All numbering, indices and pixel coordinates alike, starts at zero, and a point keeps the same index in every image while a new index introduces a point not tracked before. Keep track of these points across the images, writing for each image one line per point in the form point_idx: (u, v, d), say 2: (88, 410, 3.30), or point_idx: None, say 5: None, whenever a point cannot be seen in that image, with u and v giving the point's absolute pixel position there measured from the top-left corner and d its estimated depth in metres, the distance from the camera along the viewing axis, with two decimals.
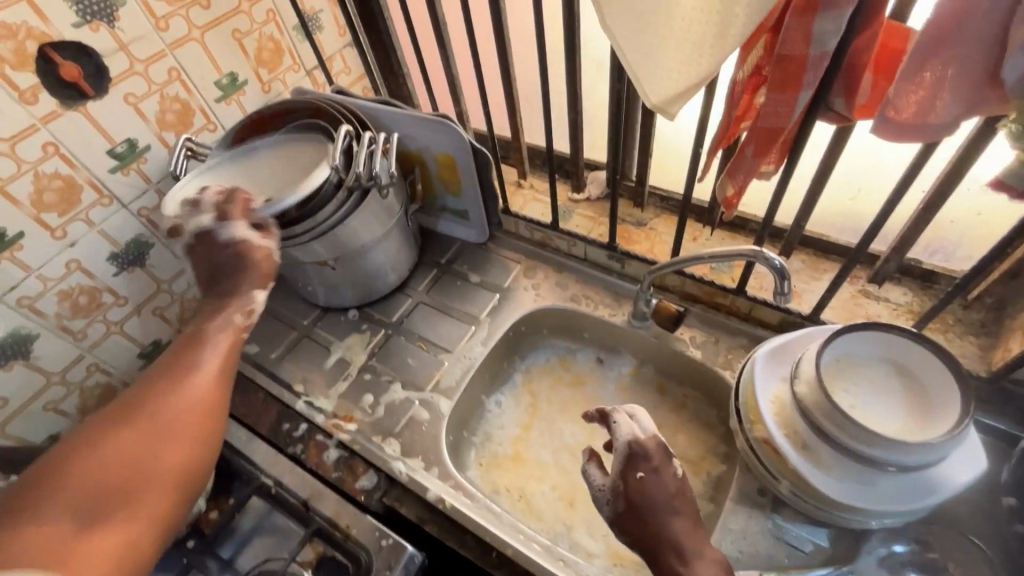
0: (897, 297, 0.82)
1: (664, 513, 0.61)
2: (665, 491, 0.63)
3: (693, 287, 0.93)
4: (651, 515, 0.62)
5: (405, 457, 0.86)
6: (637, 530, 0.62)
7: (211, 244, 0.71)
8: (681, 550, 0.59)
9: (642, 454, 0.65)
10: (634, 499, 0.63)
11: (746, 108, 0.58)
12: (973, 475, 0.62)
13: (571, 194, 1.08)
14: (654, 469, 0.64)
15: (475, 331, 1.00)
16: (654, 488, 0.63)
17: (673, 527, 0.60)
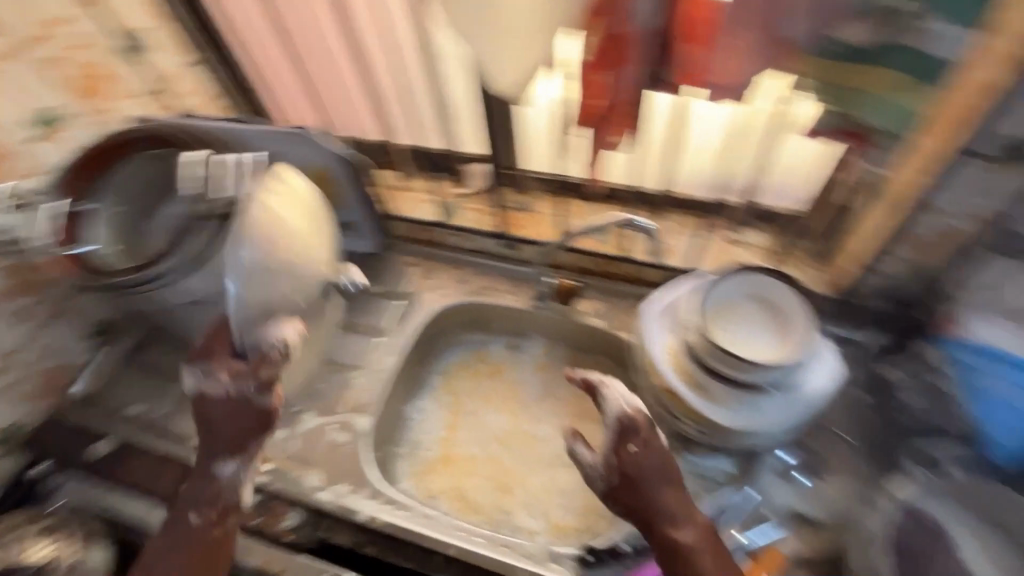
0: (756, 240, 0.92)
1: (655, 484, 0.65)
2: (652, 461, 0.66)
3: (585, 261, 0.98)
4: (643, 488, 0.65)
5: (332, 484, 0.83)
6: (633, 500, 0.65)
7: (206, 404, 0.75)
8: (675, 517, 0.64)
9: (629, 428, 0.68)
10: (628, 472, 0.66)
11: (591, 110, 0.66)
12: (833, 385, 0.71)
13: (456, 190, 1.07)
14: (641, 441, 0.67)
15: (383, 342, 0.98)
16: (646, 461, 0.66)
17: (665, 496, 0.65)
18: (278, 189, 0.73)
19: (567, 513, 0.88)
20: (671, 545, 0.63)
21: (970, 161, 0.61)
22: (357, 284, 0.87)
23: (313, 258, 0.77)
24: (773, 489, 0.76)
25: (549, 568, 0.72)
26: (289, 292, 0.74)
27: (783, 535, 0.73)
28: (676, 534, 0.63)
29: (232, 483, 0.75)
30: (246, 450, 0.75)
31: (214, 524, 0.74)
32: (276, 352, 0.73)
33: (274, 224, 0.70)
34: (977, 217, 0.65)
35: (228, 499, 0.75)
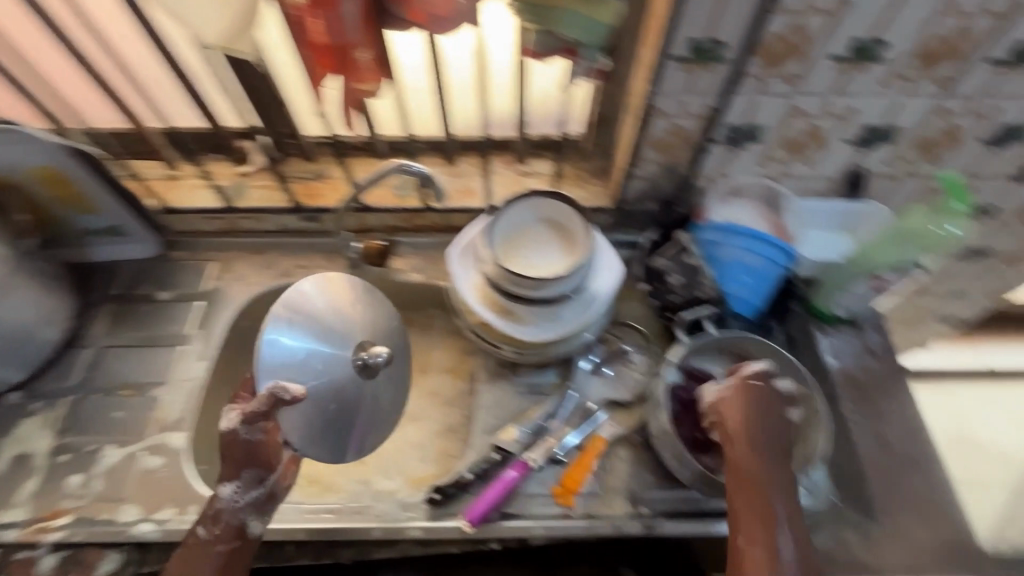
0: (542, 167, 0.97)
1: (736, 421, 0.66)
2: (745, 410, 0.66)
3: (393, 219, 0.97)
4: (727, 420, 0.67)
5: (146, 516, 0.74)
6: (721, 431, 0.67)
7: (233, 444, 0.64)
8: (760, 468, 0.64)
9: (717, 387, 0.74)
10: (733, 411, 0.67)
11: (325, 58, 0.63)
12: (614, 280, 0.80)
13: (236, 169, 0.97)
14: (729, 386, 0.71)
15: (187, 349, 0.88)
16: (758, 405, 0.66)
17: (746, 441, 0.65)
18: (323, 280, 0.74)
19: (423, 464, 0.90)
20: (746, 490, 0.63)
21: (671, 64, 0.70)
22: (379, 354, 0.72)
23: (334, 333, 0.72)
24: (590, 388, 0.83)
25: (399, 517, 0.74)
26: (309, 364, 0.69)
27: (600, 422, 0.80)
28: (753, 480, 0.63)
29: (248, 508, 0.66)
30: (244, 474, 0.65)
31: (218, 540, 0.65)
32: (267, 398, 0.63)
33: (311, 302, 0.72)
34: (693, 113, 0.77)
35: (236, 523, 0.66)
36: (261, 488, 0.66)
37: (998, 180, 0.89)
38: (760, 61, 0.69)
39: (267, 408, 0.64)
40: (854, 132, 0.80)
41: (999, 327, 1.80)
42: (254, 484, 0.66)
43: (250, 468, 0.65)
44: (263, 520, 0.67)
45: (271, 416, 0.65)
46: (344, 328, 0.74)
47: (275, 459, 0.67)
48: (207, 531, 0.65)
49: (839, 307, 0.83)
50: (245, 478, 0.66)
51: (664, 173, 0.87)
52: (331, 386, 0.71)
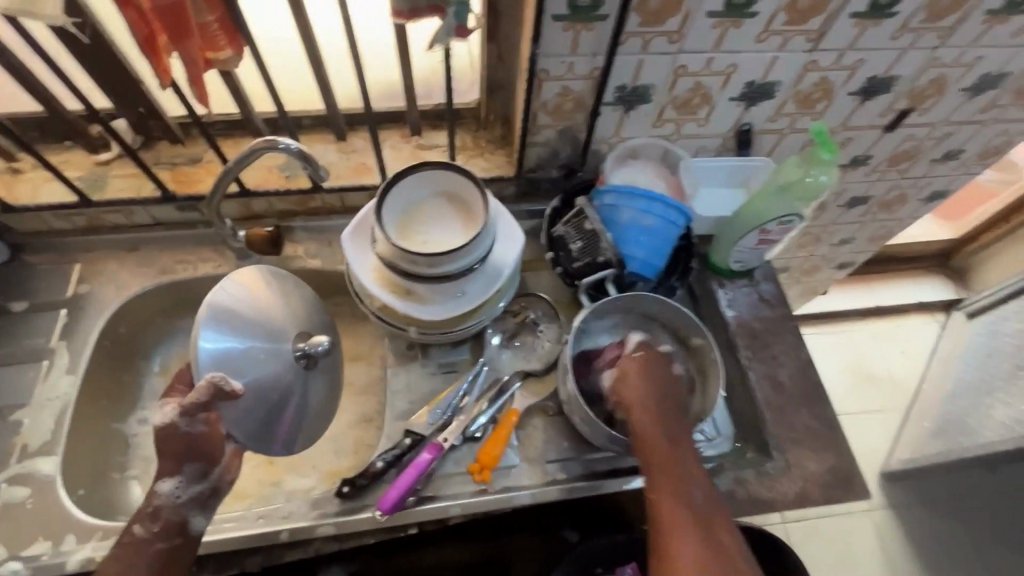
0: (440, 139, 0.93)
1: (629, 390, 0.70)
2: (635, 379, 0.71)
3: (283, 203, 0.90)
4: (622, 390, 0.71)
5: (14, 554, 0.66)
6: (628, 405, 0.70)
7: (172, 438, 0.65)
8: (661, 421, 0.67)
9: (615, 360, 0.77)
10: (630, 380, 0.71)
11: (157, 22, 0.55)
12: (517, 247, 0.78)
13: (93, 158, 0.86)
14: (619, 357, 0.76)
15: (52, 363, 0.78)
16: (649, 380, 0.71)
17: (642, 402, 0.69)
18: (243, 277, 0.71)
19: (339, 457, 0.87)
20: (652, 448, 0.66)
21: (552, 24, 0.67)
22: (319, 343, 0.73)
23: (266, 327, 0.71)
24: (501, 361, 0.82)
25: (308, 517, 0.70)
26: (248, 361, 0.68)
27: (513, 395, 0.79)
28: (657, 434, 0.66)
29: (191, 505, 0.66)
30: (186, 467, 0.65)
31: (156, 538, 0.64)
32: (207, 389, 0.62)
33: (237, 300, 0.69)
34: (580, 75, 0.75)
35: (177, 519, 0.65)
36: (204, 482, 0.67)
37: (869, 130, 0.95)
38: (640, 18, 0.68)
39: (207, 399, 0.62)
40: (737, 89, 0.82)
41: (884, 267, 1.99)
42: (197, 477, 0.66)
43: (191, 461, 0.66)
44: (207, 516, 0.67)
45: (211, 407, 0.64)
46: (276, 320, 0.72)
47: (218, 453, 0.67)
48: (147, 528, 0.64)
49: (733, 261, 0.86)
50: (188, 471, 0.66)
51: (561, 138, 0.86)
52: (272, 379, 0.70)
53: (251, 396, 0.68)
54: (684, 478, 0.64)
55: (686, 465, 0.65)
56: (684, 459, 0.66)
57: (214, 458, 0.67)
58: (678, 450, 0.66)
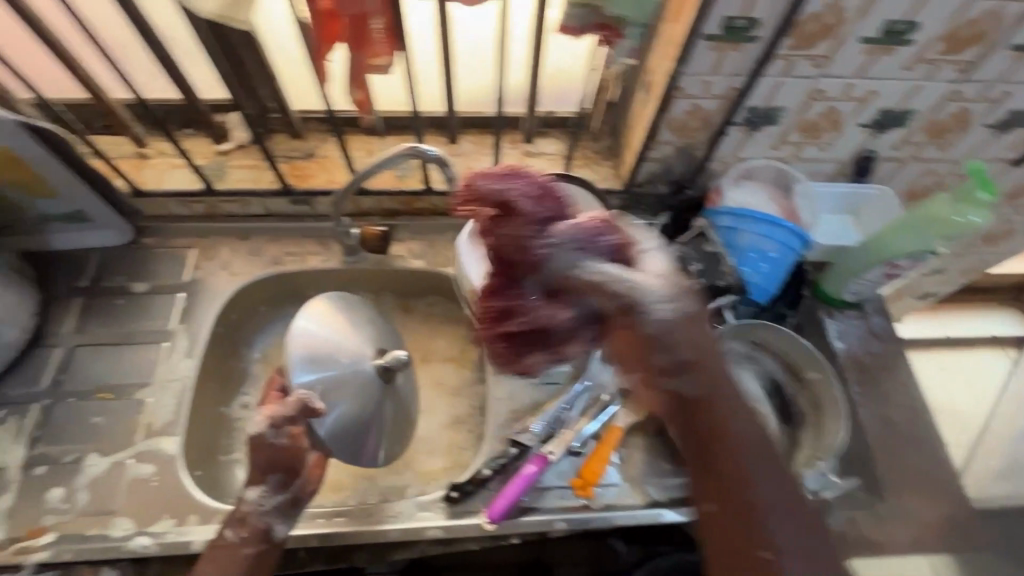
0: (548, 147, 0.93)
1: (681, 334, 0.53)
2: (693, 331, 0.54)
3: (391, 203, 0.91)
4: (654, 342, 0.53)
5: (142, 530, 0.68)
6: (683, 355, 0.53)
7: (258, 450, 0.64)
8: (728, 392, 0.54)
9: (621, 257, 0.54)
10: (665, 322, 0.52)
11: (332, 26, 0.54)
12: None
13: (214, 147, 0.88)
14: (624, 256, 0.54)
15: (172, 346, 0.81)
16: (698, 336, 0.54)
17: (696, 348, 0.53)
18: (318, 305, 0.75)
19: (433, 458, 0.87)
20: (726, 437, 0.53)
21: (702, 43, 0.66)
22: (398, 358, 0.76)
23: (348, 346, 0.75)
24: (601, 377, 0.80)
25: (417, 518, 0.71)
26: (337, 383, 0.72)
27: (616, 412, 0.79)
28: (723, 408, 0.54)
29: (275, 513, 0.65)
30: (270, 477, 0.65)
31: (244, 544, 0.63)
32: (296, 405, 0.65)
33: (322, 326, 0.74)
34: (714, 94, 0.74)
35: (262, 527, 0.64)
36: (286, 492, 0.66)
37: (995, 164, 0.91)
38: (793, 41, 0.66)
39: (295, 414, 0.65)
40: (869, 117, 0.79)
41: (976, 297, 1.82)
42: (281, 486, 0.66)
43: (275, 471, 0.65)
44: (289, 523, 0.66)
45: (299, 421, 0.66)
46: (356, 341, 0.77)
47: (301, 466, 0.67)
48: (234, 534, 0.63)
49: (849, 292, 0.83)
50: (272, 481, 0.65)
51: (678, 155, 0.85)
52: (363, 395, 0.75)
53: (342, 414, 0.72)
54: (751, 475, 0.52)
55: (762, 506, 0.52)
56: (771, 462, 0.54)
57: (294, 471, 0.66)
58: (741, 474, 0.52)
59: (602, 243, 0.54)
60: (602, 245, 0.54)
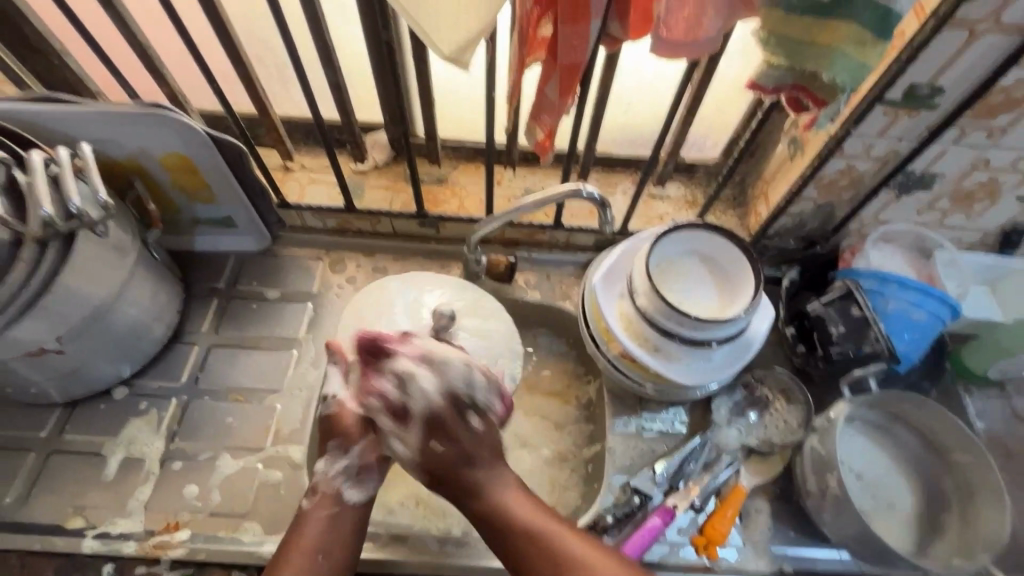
0: (675, 192, 0.93)
1: (500, 491, 0.63)
2: (515, 488, 0.64)
3: (514, 233, 0.92)
4: (480, 501, 0.63)
5: (271, 537, 0.70)
6: (439, 470, 0.63)
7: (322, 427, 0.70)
8: (509, 519, 0.62)
9: (437, 418, 0.63)
10: (437, 454, 0.63)
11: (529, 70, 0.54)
12: (772, 320, 0.76)
13: (354, 165, 0.92)
14: (450, 441, 0.63)
15: (300, 354, 0.83)
16: (455, 451, 0.63)
17: (532, 512, 0.62)
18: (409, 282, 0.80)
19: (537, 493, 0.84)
20: (547, 538, 0.61)
21: (877, 108, 0.65)
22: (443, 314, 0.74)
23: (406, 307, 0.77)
24: (726, 434, 0.78)
25: None
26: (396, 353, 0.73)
27: (739, 471, 0.76)
28: (516, 522, 0.62)
29: (342, 477, 0.67)
30: (328, 443, 0.68)
31: (319, 508, 0.65)
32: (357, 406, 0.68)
33: (388, 300, 0.77)
34: (873, 156, 0.72)
35: (332, 492, 0.66)
36: (348, 457, 0.67)
37: None
38: (974, 111, 0.65)
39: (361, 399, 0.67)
40: None
41: None
42: (342, 452, 0.67)
43: (334, 438, 0.68)
44: (359, 488, 0.67)
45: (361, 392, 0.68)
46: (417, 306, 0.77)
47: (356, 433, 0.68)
48: (309, 502, 0.66)
49: (994, 370, 0.80)
50: (332, 447, 0.68)
51: (816, 212, 0.83)
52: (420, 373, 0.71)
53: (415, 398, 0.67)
54: (545, 558, 0.60)
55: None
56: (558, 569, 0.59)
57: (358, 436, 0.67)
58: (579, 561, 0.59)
59: (381, 379, 0.64)
60: (395, 381, 0.64)
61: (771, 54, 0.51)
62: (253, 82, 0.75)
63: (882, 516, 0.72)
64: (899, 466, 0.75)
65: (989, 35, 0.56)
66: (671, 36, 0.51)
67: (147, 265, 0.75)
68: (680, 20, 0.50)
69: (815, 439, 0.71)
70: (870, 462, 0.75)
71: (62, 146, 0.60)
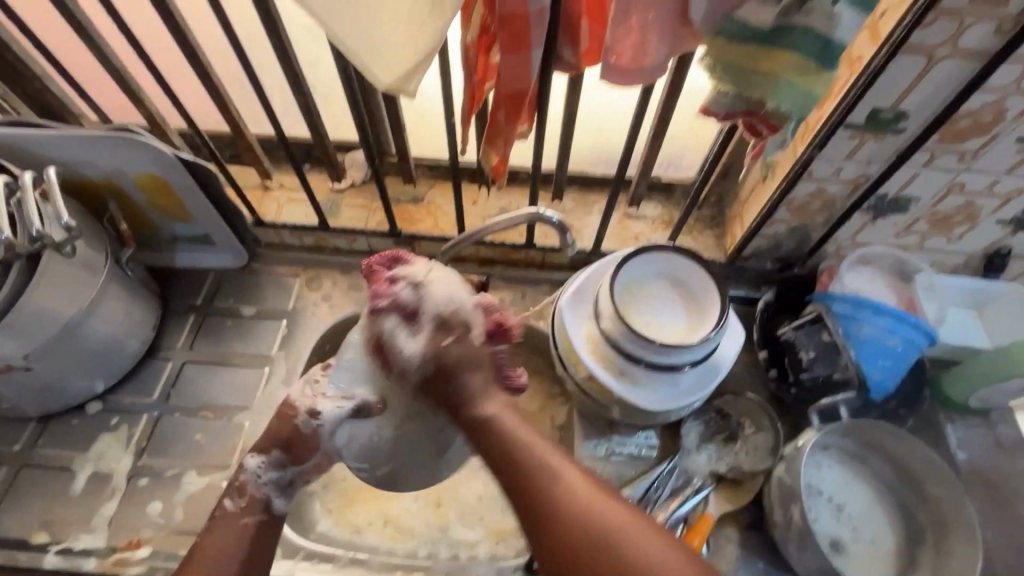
0: (652, 211, 0.92)
1: (484, 401, 0.57)
2: (505, 400, 0.58)
3: (489, 251, 0.92)
4: (473, 410, 0.56)
5: None
6: (442, 384, 0.57)
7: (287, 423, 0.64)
8: (503, 432, 0.54)
9: (447, 322, 0.58)
10: (445, 356, 0.57)
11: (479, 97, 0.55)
12: (740, 345, 0.75)
13: (331, 185, 0.93)
14: (461, 341, 0.58)
15: (271, 372, 0.84)
16: (461, 352, 0.57)
17: (518, 429, 0.55)
18: None
19: (505, 515, 0.83)
20: (538, 464, 0.52)
21: (840, 132, 0.64)
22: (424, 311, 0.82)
23: None
24: (695, 461, 0.77)
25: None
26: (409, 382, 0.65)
27: (707, 498, 0.75)
28: (508, 439, 0.54)
29: (273, 487, 0.64)
30: (272, 449, 0.63)
31: (243, 514, 0.61)
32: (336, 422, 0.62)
33: None
34: (843, 179, 0.71)
35: (261, 498, 0.63)
36: (284, 470, 0.64)
37: None
38: (941, 135, 0.63)
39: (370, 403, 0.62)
40: (1011, 214, 0.74)
41: None
42: (283, 463, 0.64)
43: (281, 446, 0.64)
44: (288, 501, 0.64)
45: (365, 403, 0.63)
46: None
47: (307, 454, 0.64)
48: (233, 507, 0.61)
49: (974, 399, 0.77)
50: (274, 455, 0.64)
51: (791, 234, 0.82)
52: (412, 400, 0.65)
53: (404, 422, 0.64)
54: (538, 484, 0.51)
55: (610, 521, 0.48)
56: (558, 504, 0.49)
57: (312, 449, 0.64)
58: (581, 507, 0.49)
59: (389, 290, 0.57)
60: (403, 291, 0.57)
61: (719, 83, 0.51)
62: (225, 105, 0.77)
63: (863, 549, 0.70)
64: (878, 497, 0.73)
65: (946, 61, 0.55)
66: (619, 63, 0.49)
67: (120, 283, 0.76)
68: (624, 46, 0.48)
69: (781, 468, 0.70)
70: (848, 494, 0.73)
71: (26, 170, 0.62)
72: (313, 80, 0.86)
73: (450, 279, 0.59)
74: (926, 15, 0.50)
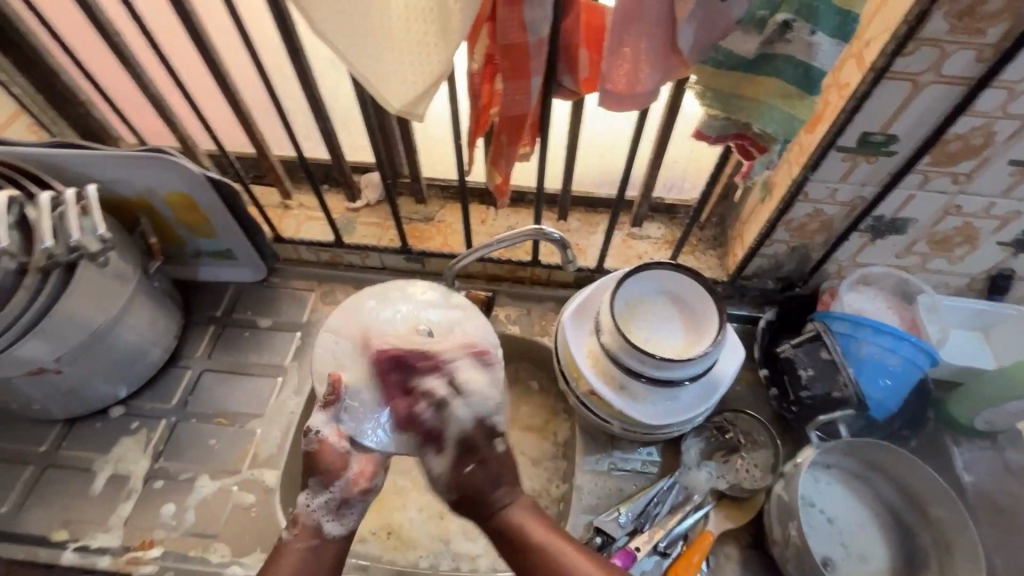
0: (655, 231, 0.95)
1: (518, 511, 0.64)
2: (530, 506, 0.65)
3: (496, 269, 0.95)
4: (503, 519, 0.63)
5: (237, 559, 0.74)
6: (471, 509, 0.65)
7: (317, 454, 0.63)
8: (536, 543, 0.61)
9: (470, 442, 0.66)
10: (467, 480, 0.65)
11: (483, 121, 0.59)
12: (738, 361, 0.76)
13: (347, 204, 0.97)
14: (482, 461, 0.66)
15: (284, 381, 0.87)
16: (485, 477, 0.65)
17: (544, 534, 0.62)
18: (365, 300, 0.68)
19: None
20: (559, 560, 0.60)
21: (833, 154, 0.66)
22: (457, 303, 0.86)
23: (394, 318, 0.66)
24: (696, 477, 0.77)
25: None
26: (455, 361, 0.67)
27: (708, 515, 0.75)
28: (539, 554, 0.60)
29: (324, 511, 0.65)
30: (309, 480, 0.64)
31: (296, 539, 0.64)
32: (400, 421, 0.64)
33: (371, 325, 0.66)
34: (839, 201, 0.73)
35: (312, 524, 0.65)
36: (330, 491, 0.64)
37: None
38: (932, 158, 0.65)
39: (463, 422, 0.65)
40: (1011, 236, 0.74)
41: None
42: (323, 487, 0.64)
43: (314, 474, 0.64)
44: (341, 520, 0.65)
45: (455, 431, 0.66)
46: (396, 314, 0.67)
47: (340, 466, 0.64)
48: (289, 534, 0.64)
49: (978, 421, 0.77)
50: (314, 484, 0.64)
51: (791, 254, 0.83)
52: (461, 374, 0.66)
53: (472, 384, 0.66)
54: None
55: None
56: None
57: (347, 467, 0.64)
58: None
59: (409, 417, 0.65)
60: (424, 414, 0.64)
61: (710, 107, 0.54)
62: (251, 128, 0.82)
63: (847, 564, 0.70)
64: (874, 516, 0.73)
65: (931, 87, 0.58)
66: (614, 89, 0.52)
67: (147, 293, 0.81)
68: (616, 74, 0.51)
69: (780, 486, 0.70)
70: (844, 514, 0.73)
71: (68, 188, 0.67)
72: (334, 105, 0.91)
73: (472, 387, 0.64)
74: (905, 43, 0.53)
